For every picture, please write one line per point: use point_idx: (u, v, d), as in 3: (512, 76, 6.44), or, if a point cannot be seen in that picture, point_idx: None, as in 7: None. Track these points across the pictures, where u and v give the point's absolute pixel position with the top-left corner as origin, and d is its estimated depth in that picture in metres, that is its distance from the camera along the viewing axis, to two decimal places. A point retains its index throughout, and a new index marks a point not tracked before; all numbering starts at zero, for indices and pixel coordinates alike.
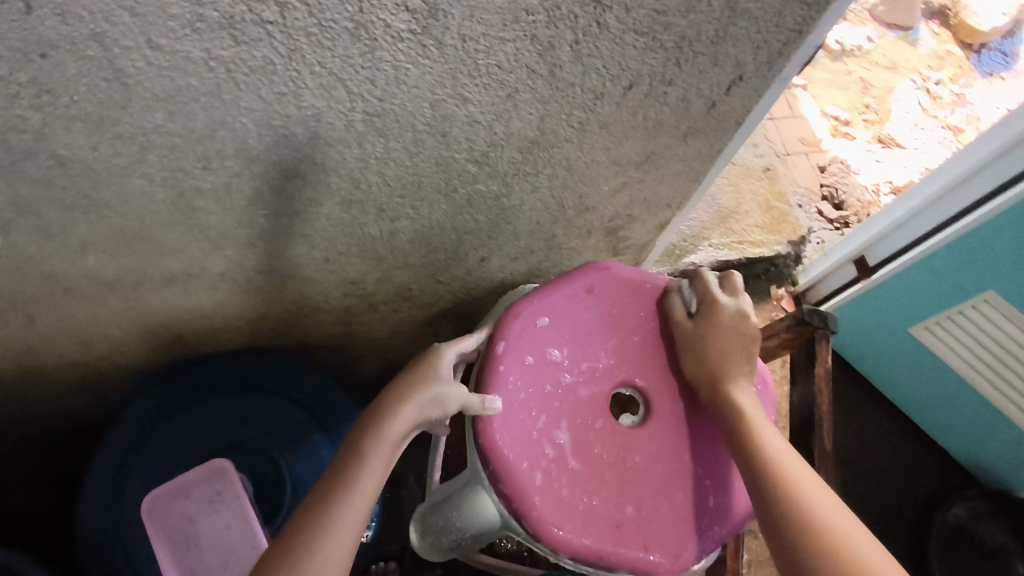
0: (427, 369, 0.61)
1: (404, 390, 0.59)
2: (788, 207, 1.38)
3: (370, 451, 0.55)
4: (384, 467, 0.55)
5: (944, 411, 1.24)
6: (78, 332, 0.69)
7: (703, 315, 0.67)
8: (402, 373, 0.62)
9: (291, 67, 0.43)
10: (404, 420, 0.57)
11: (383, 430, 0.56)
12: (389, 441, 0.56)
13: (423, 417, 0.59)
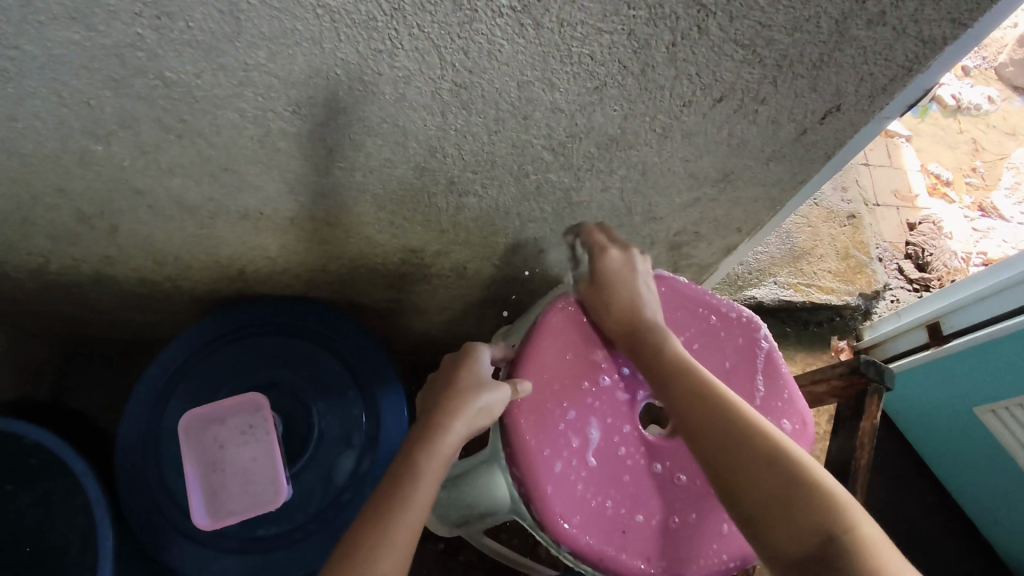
0: (472, 381, 0.62)
1: (451, 402, 0.60)
2: (868, 258, 1.32)
3: (419, 464, 0.55)
4: (435, 479, 0.55)
5: (998, 503, 1.15)
6: (154, 250, 0.74)
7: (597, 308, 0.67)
8: (447, 386, 0.62)
9: (391, 26, 0.45)
10: (455, 436, 0.58)
11: (432, 444, 0.56)
12: (438, 454, 0.56)
13: (472, 426, 0.59)
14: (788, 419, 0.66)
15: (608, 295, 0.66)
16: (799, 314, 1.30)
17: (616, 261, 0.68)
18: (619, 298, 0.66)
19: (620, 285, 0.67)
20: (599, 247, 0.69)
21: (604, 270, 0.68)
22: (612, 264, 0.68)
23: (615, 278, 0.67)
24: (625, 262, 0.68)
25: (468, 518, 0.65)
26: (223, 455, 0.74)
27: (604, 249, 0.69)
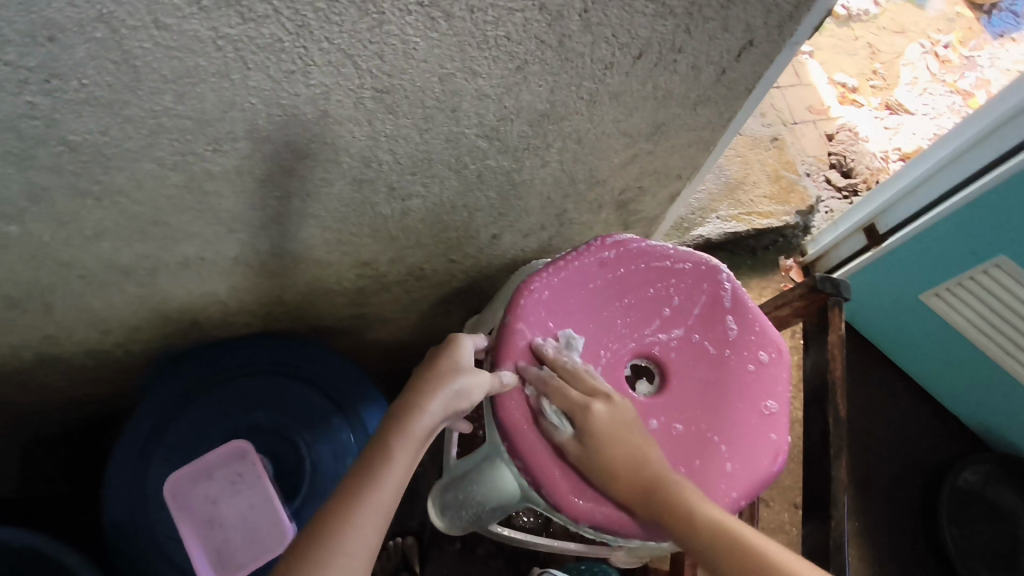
0: (451, 361, 0.60)
1: (429, 383, 0.58)
2: (797, 176, 1.37)
3: (393, 446, 0.53)
4: (408, 465, 0.54)
5: (958, 377, 1.24)
6: (94, 320, 0.70)
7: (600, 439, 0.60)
8: (424, 366, 0.61)
9: (300, 44, 0.43)
10: (430, 417, 0.56)
11: (408, 426, 0.55)
12: (414, 437, 0.55)
13: (449, 410, 0.58)
14: (764, 350, 0.69)
15: (598, 442, 0.60)
16: (745, 243, 1.35)
17: (600, 412, 0.61)
18: (620, 445, 0.60)
19: (609, 431, 0.60)
20: (574, 396, 0.61)
21: (589, 421, 0.60)
22: (593, 403, 0.61)
23: (601, 421, 0.60)
24: (608, 406, 0.61)
25: (483, 518, 0.65)
26: (217, 511, 0.72)
27: (576, 393, 0.62)
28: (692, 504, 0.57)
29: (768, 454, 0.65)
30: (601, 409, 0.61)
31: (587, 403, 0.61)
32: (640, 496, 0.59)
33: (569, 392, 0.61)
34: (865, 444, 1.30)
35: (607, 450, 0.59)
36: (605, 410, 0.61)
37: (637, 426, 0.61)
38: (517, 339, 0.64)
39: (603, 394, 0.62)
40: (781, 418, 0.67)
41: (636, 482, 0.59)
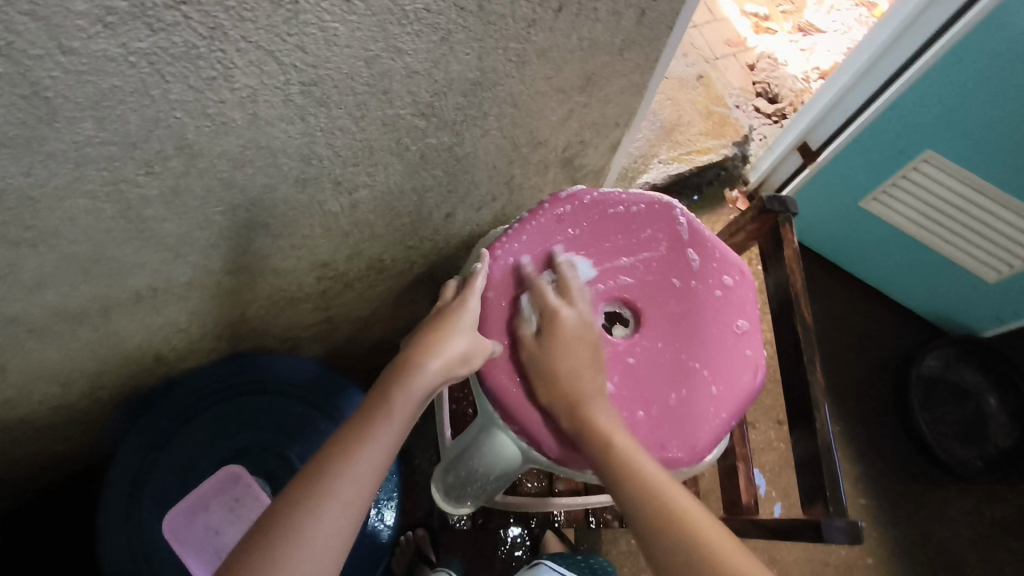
0: (459, 324, 0.61)
1: (433, 342, 0.59)
2: (727, 109, 1.41)
3: (394, 403, 0.54)
4: (405, 422, 0.54)
5: (906, 272, 1.31)
6: (53, 374, 0.67)
7: (557, 344, 0.63)
8: (432, 324, 0.61)
9: (216, 48, 0.41)
10: (428, 375, 0.57)
11: (409, 384, 0.55)
12: (414, 395, 0.55)
13: (450, 373, 0.58)
14: (727, 275, 0.71)
15: (559, 361, 0.62)
16: (689, 182, 1.38)
17: (572, 321, 0.64)
18: (580, 359, 0.63)
19: (574, 346, 0.63)
20: (561, 312, 0.64)
21: (557, 331, 0.63)
22: (567, 319, 0.64)
23: (570, 333, 0.63)
24: (582, 325, 0.64)
25: (488, 486, 0.67)
26: (222, 539, 0.77)
27: (560, 306, 0.65)
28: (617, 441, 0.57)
29: (749, 370, 0.68)
30: (570, 316, 0.64)
31: (566, 316, 0.64)
32: (571, 415, 0.60)
33: (546, 296, 0.65)
34: (832, 352, 1.37)
35: (567, 374, 0.62)
36: (577, 325, 0.64)
37: (591, 344, 0.64)
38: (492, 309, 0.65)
39: (583, 320, 0.65)
40: (753, 335, 0.70)
41: (571, 400, 0.61)
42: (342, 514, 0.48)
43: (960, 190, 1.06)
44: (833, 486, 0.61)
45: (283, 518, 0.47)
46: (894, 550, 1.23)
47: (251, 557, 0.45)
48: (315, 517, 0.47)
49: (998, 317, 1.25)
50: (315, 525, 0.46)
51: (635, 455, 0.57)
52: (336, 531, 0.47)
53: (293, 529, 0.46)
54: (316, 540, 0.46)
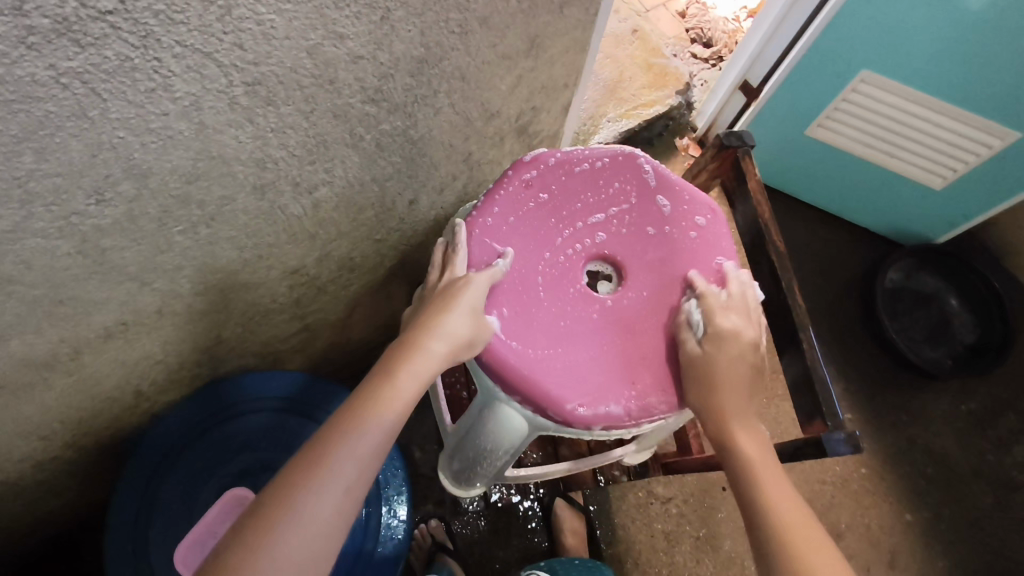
0: (466, 303, 0.60)
1: (439, 321, 0.58)
2: (666, 59, 1.41)
3: (400, 382, 0.54)
4: (408, 403, 0.54)
5: (859, 192, 1.35)
6: (33, 428, 0.64)
7: (720, 351, 0.62)
8: (438, 301, 0.61)
9: (150, 57, 0.39)
10: (433, 355, 0.56)
11: (416, 365, 0.55)
12: (419, 376, 0.55)
13: (454, 354, 0.58)
14: (699, 215, 0.72)
15: (718, 373, 0.61)
16: (640, 136, 1.39)
17: (739, 333, 0.63)
18: (737, 373, 0.62)
19: (735, 361, 0.62)
20: (724, 325, 0.63)
21: (722, 345, 0.62)
22: (731, 332, 0.63)
23: (732, 349, 0.62)
24: (743, 343, 0.63)
25: (496, 463, 0.67)
26: None
27: (725, 320, 0.64)
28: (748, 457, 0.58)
29: None
30: (734, 328, 0.63)
31: (733, 330, 0.63)
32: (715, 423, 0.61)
33: (714, 306, 0.64)
34: (801, 280, 1.41)
35: (722, 383, 0.61)
36: (744, 338, 0.63)
37: (750, 358, 0.63)
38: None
39: (748, 333, 0.63)
40: (732, 270, 0.71)
41: (718, 408, 0.61)
42: (345, 492, 0.47)
43: (898, 104, 1.11)
44: (828, 402, 0.63)
45: (284, 494, 0.45)
46: (886, 457, 1.28)
47: (248, 533, 0.43)
48: (319, 494, 0.46)
49: (948, 222, 1.31)
50: (318, 502, 0.45)
51: (765, 475, 0.57)
52: (338, 510, 0.46)
53: (297, 505, 0.45)
54: (317, 513, 0.45)
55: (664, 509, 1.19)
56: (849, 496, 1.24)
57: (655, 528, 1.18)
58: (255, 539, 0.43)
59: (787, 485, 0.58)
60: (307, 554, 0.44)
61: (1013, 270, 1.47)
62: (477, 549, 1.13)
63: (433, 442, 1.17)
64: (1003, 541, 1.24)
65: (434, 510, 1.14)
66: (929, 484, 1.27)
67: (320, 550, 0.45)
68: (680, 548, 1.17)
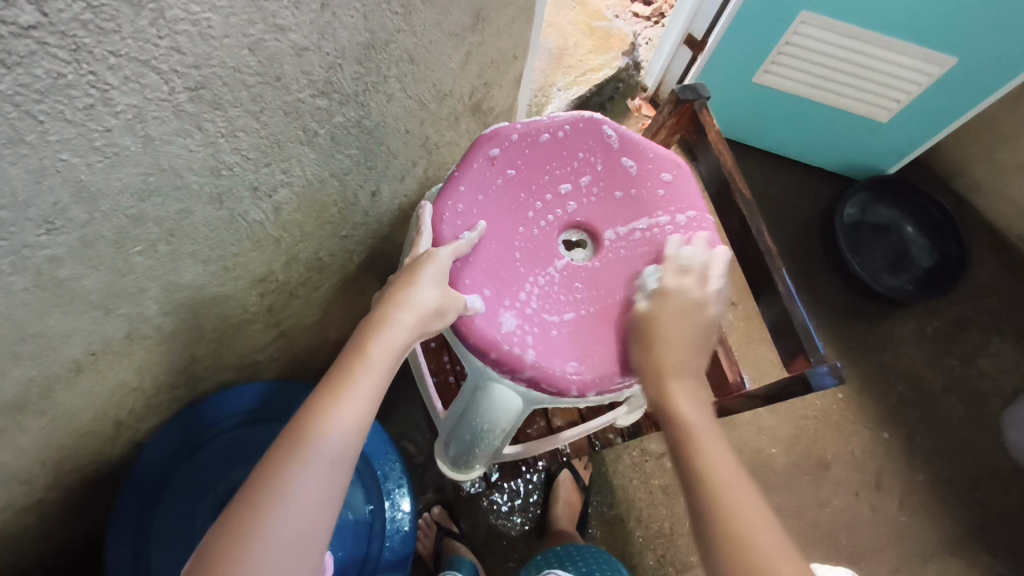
0: (431, 274, 0.59)
1: (407, 294, 0.57)
2: (607, 21, 1.41)
3: (370, 354, 0.52)
4: (385, 377, 0.52)
5: (810, 133, 1.38)
6: (15, 474, 0.62)
7: (665, 307, 0.62)
8: (404, 274, 0.59)
9: (85, 71, 0.37)
10: (402, 329, 0.54)
11: (385, 336, 0.53)
12: (391, 349, 0.53)
13: (424, 326, 0.57)
14: (666, 171, 0.73)
15: (665, 328, 0.60)
16: (593, 101, 1.40)
17: (684, 293, 0.62)
18: (684, 329, 0.60)
19: (680, 319, 0.61)
20: (672, 286, 0.63)
21: (663, 308, 0.62)
22: (679, 293, 0.62)
23: (671, 313, 0.61)
24: (685, 304, 0.62)
25: (495, 442, 0.68)
26: None
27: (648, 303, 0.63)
28: (669, 393, 0.58)
29: None
30: (683, 288, 0.63)
31: (680, 288, 0.62)
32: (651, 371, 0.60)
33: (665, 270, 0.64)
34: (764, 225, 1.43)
35: (664, 342, 0.60)
36: (692, 305, 0.62)
37: (693, 312, 0.61)
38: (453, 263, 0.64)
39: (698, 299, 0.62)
40: (703, 220, 0.71)
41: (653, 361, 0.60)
42: (331, 474, 0.46)
43: (839, 41, 1.12)
44: (808, 338, 0.65)
45: (269, 480, 0.44)
46: (862, 385, 1.33)
47: (235, 523, 0.43)
48: (304, 477, 0.45)
49: (897, 151, 1.35)
50: (302, 485, 0.44)
51: (696, 426, 0.55)
52: (324, 490, 0.45)
53: (281, 490, 0.44)
54: (302, 498, 0.44)
55: (659, 464, 1.22)
56: (832, 427, 1.29)
57: (652, 484, 1.20)
58: (241, 528, 0.43)
59: (716, 432, 0.56)
60: (293, 536, 0.43)
61: (959, 190, 1.53)
62: (482, 530, 1.14)
63: (425, 433, 1.17)
64: (978, 450, 1.30)
65: (435, 497, 1.15)
66: (905, 404, 1.32)
67: (311, 534, 0.44)
68: (678, 499, 1.20)
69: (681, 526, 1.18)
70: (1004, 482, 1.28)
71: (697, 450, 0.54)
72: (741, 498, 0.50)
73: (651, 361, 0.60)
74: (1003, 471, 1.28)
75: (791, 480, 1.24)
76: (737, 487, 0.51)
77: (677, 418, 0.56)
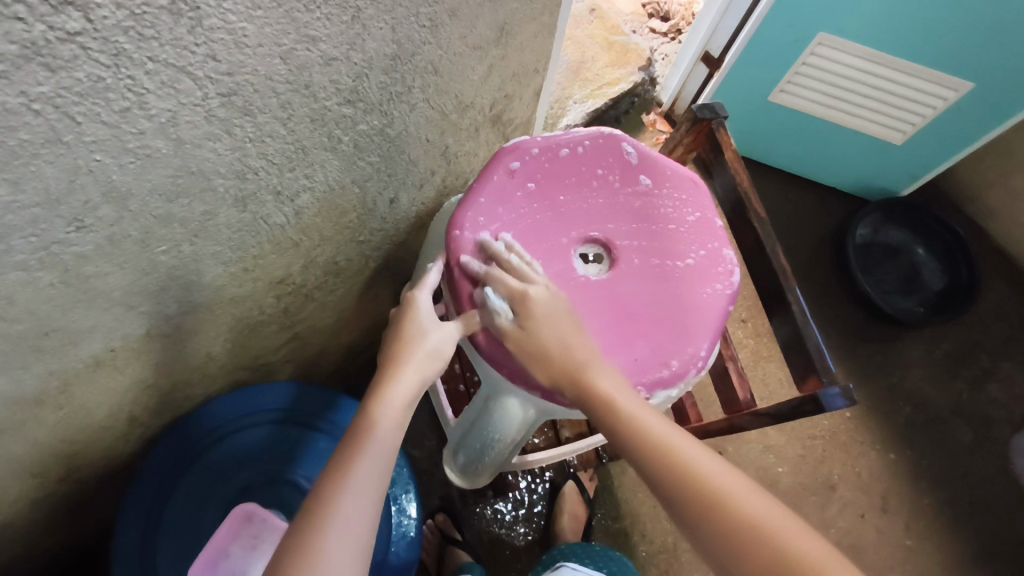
0: (425, 323, 0.61)
1: (403, 352, 0.59)
2: (625, 36, 1.42)
3: (378, 416, 0.54)
4: (397, 435, 0.54)
5: (824, 153, 1.39)
6: (28, 465, 0.62)
7: (545, 310, 0.61)
8: (394, 333, 0.62)
9: (123, 75, 0.38)
10: (404, 385, 0.57)
11: (389, 395, 0.56)
12: (396, 408, 0.55)
13: (425, 375, 0.59)
14: (682, 190, 0.74)
15: (545, 332, 0.61)
16: (608, 114, 1.41)
17: (541, 294, 0.62)
18: (565, 328, 0.62)
19: (555, 318, 0.61)
20: (531, 291, 0.62)
21: (533, 310, 0.61)
22: (536, 296, 0.62)
23: (548, 307, 0.62)
24: (551, 295, 0.63)
25: (504, 452, 0.68)
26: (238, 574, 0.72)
27: (528, 287, 0.62)
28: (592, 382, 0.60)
29: (722, 276, 0.71)
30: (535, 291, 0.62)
31: (531, 292, 0.62)
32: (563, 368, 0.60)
33: (507, 281, 0.63)
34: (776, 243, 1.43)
35: (557, 347, 0.61)
36: (549, 299, 0.62)
37: (566, 313, 0.62)
38: (467, 275, 0.65)
39: (550, 292, 0.63)
40: (716, 242, 0.73)
41: (563, 360, 0.60)
42: (357, 533, 0.47)
43: (856, 63, 1.13)
44: (820, 358, 0.65)
45: (297, 547, 0.46)
46: (870, 406, 1.32)
47: None
48: (331, 541, 0.46)
49: (911, 174, 1.36)
50: (331, 550, 0.46)
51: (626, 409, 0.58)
52: (355, 550, 0.47)
53: (309, 558, 0.45)
54: (332, 562, 0.45)
55: None
56: (839, 448, 1.28)
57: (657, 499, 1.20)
58: None
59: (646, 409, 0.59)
60: None
61: (972, 215, 1.52)
62: (485, 538, 1.14)
63: (431, 439, 1.17)
64: (987, 477, 1.29)
65: (439, 504, 1.15)
66: (913, 428, 1.31)
67: None
68: None
69: (684, 543, 1.18)
70: (1011, 511, 1.27)
71: (638, 427, 0.57)
72: (699, 459, 0.54)
73: (560, 371, 0.60)
74: (1011, 499, 1.27)
75: (797, 501, 1.23)
76: (688, 455, 0.54)
77: (607, 405, 0.58)
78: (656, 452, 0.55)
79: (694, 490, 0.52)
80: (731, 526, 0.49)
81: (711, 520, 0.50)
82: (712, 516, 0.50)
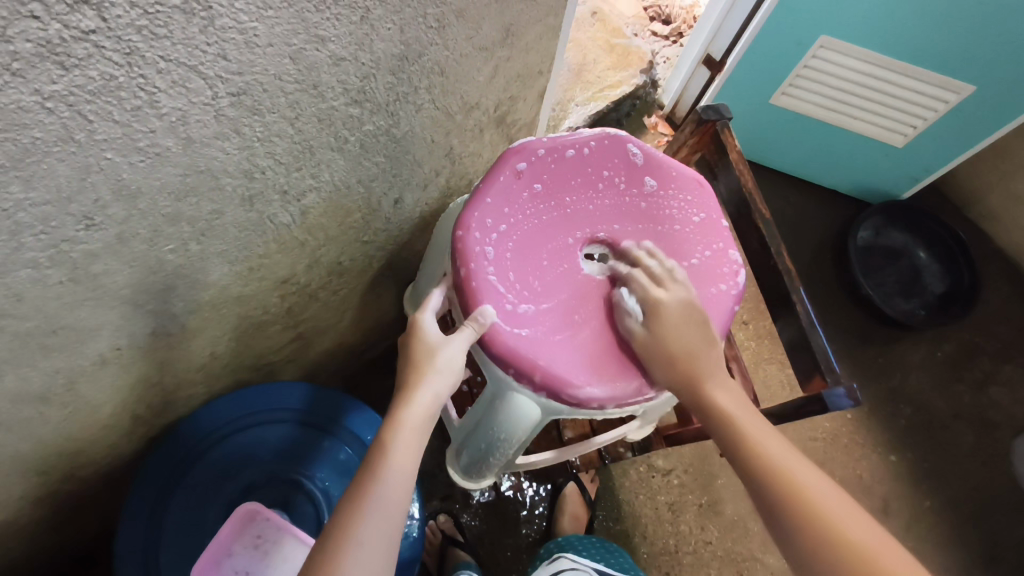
0: (433, 339, 0.61)
1: (414, 369, 0.59)
2: (627, 39, 1.42)
3: (393, 438, 0.54)
4: (413, 455, 0.55)
5: (825, 155, 1.39)
6: (33, 462, 0.62)
7: (668, 322, 0.64)
8: (405, 351, 0.61)
9: (136, 74, 0.38)
10: (417, 404, 0.57)
11: (404, 416, 0.56)
12: (411, 428, 0.55)
13: (438, 391, 0.58)
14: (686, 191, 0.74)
15: (675, 342, 0.63)
16: (610, 117, 1.41)
17: (674, 302, 0.65)
18: (692, 332, 0.64)
19: (685, 327, 0.64)
20: (658, 296, 0.65)
21: (665, 319, 0.64)
22: (670, 303, 0.65)
23: (675, 315, 0.64)
24: (685, 304, 0.65)
25: (509, 451, 0.68)
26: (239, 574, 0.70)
27: (659, 293, 0.65)
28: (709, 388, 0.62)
29: (726, 277, 0.71)
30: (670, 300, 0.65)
31: (664, 300, 0.65)
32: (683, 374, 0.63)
33: (638, 286, 0.66)
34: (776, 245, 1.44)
35: (684, 352, 0.63)
36: (681, 308, 0.65)
37: (696, 323, 0.65)
38: (473, 277, 0.65)
39: (684, 300, 0.65)
40: (720, 243, 0.73)
41: (685, 365, 0.63)
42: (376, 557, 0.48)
43: (859, 66, 1.13)
44: (824, 358, 0.65)
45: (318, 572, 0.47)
46: (870, 408, 1.33)
47: None
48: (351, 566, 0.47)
49: (912, 177, 1.36)
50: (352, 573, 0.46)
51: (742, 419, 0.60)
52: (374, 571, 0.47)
53: None
54: None
55: (666, 480, 1.22)
56: (840, 450, 1.29)
57: (658, 500, 1.21)
58: None
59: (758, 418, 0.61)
60: None
61: (972, 218, 1.53)
62: (486, 539, 1.14)
63: (433, 440, 1.17)
64: (987, 479, 1.29)
65: (441, 505, 1.15)
66: (914, 430, 1.32)
67: None
68: (683, 517, 1.20)
69: (686, 545, 1.18)
70: (1011, 513, 1.27)
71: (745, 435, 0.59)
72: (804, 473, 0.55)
73: (680, 379, 0.63)
74: (1011, 501, 1.28)
75: None
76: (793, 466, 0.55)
77: (720, 408, 0.61)
78: (762, 457, 0.56)
79: (790, 499, 0.53)
80: (831, 537, 0.50)
81: (806, 530, 0.51)
82: (807, 526, 0.51)
